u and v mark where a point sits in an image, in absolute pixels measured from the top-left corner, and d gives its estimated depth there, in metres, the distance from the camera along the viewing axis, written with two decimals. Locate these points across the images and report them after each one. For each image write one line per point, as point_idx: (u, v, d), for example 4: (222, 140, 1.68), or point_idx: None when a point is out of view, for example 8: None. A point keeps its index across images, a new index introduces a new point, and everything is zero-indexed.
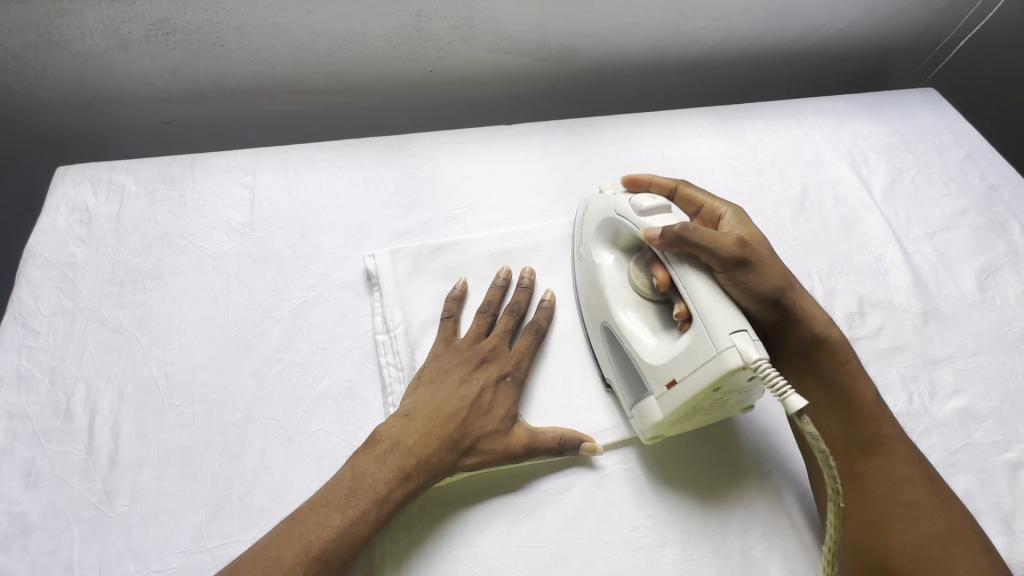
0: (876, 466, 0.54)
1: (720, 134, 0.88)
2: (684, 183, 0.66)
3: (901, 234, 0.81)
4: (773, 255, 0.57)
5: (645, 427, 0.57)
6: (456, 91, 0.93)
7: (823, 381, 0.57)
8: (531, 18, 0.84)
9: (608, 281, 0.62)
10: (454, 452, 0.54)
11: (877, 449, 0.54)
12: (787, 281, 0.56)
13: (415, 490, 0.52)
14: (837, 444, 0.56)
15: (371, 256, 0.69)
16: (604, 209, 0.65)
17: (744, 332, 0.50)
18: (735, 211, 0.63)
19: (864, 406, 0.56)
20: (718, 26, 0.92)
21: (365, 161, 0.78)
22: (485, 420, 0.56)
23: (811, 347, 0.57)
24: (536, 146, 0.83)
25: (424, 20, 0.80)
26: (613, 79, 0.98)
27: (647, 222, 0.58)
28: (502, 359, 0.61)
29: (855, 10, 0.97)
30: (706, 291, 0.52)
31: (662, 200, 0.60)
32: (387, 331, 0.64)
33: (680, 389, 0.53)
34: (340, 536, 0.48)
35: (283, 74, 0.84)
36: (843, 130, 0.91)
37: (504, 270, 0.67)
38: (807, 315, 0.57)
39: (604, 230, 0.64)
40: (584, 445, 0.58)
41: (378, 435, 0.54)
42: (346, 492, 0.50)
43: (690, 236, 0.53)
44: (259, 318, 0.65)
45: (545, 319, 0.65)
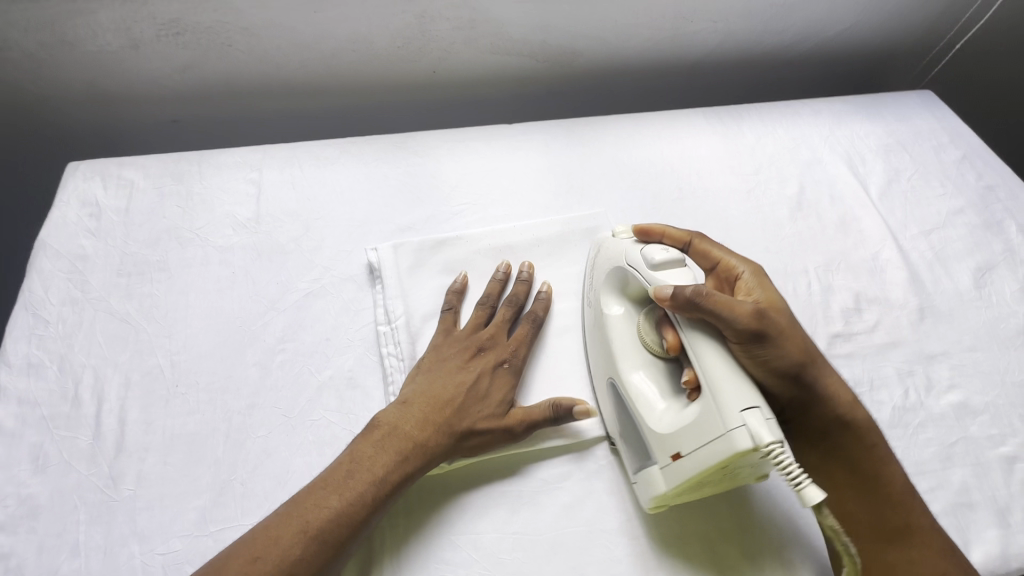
0: (907, 557, 0.53)
1: (717, 133, 0.89)
2: (698, 235, 0.63)
3: (897, 232, 0.82)
4: (794, 327, 0.54)
5: (648, 497, 0.54)
6: (458, 91, 0.95)
7: (843, 460, 0.56)
8: (533, 19, 0.85)
9: (617, 337, 0.60)
10: (450, 436, 0.55)
11: (907, 538, 0.54)
12: (808, 357, 0.54)
13: (412, 473, 0.53)
14: (866, 533, 0.54)
15: (373, 250, 0.70)
16: (617, 256, 0.62)
17: (756, 409, 0.47)
18: (756, 270, 0.59)
19: (895, 493, 0.54)
20: (718, 27, 0.94)
21: (368, 159, 0.80)
22: (482, 406, 0.57)
23: (831, 426, 0.55)
24: (537, 145, 0.84)
25: (428, 21, 0.82)
26: (613, 80, 0.99)
27: (659, 279, 0.55)
28: (500, 347, 0.62)
29: (853, 13, 0.98)
30: (721, 364, 0.49)
31: (674, 253, 0.57)
32: (387, 321, 0.65)
33: (686, 464, 0.50)
34: (337, 517, 0.49)
35: (289, 73, 0.86)
36: (840, 130, 0.92)
37: (503, 265, 0.68)
38: (827, 395, 0.55)
39: (615, 281, 0.62)
40: (577, 409, 0.58)
41: (377, 421, 0.55)
42: (344, 475, 0.51)
43: (704, 301, 0.50)
44: (263, 310, 0.66)
45: (541, 310, 0.66)
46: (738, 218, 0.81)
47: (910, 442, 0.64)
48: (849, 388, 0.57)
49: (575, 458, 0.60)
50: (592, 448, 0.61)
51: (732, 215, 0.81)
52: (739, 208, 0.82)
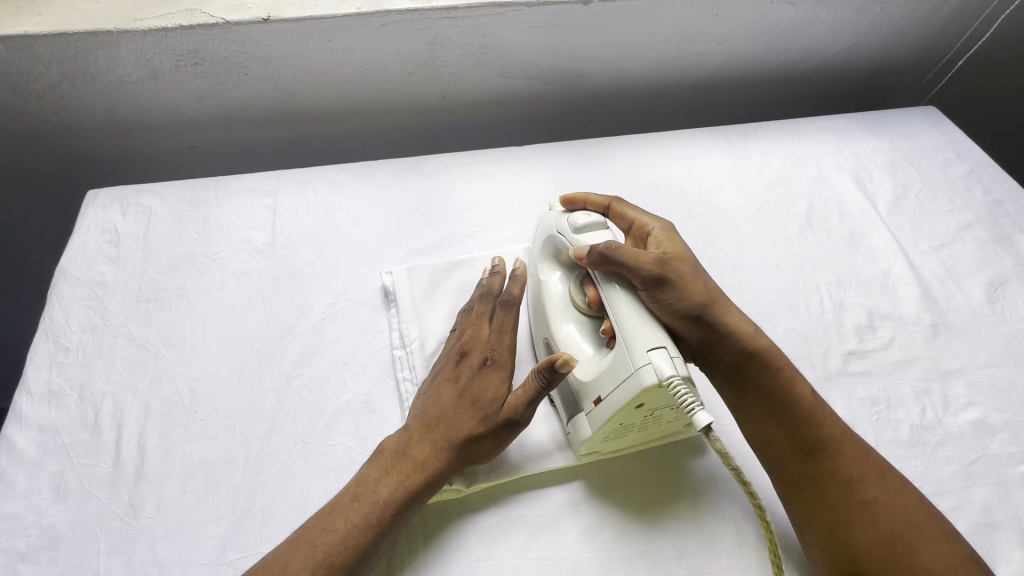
0: (827, 468, 0.54)
1: (725, 153, 0.90)
2: (618, 200, 0.67)
3: (907, 248, 0.82)
4: (694, 272, 0.59)
5: (579, 444, 0.58)
6: (470, 113, 0.96)
7: (759, 391, 0.57)
8: (543, 43, 0.87)
9: (547, 298, 0.63)
10: (451, 450, 0.55)
11: (823, 450, 0.55)
12: (706, 297, 0.58)
13: (418, 493, 0.53)
14: (785, 452, 0.56)
15: (389, 273, 0.71)
16: (543, 225, 0.66)
17: (663, 349, 0.51)
18: (666, 225, 0.63)
19: (803, 410, 0.56)
20: (723, 48, 0.95)
21: (382, 182, 0.81)
22: (474, 412, 0.56)
23: (740, 359, 0.58)
24: (547, 167, 0.85)
25: (439, 47, 0.84)
26: (621, 100, 1.00)
27: (580, 240, 0.60)
28: (479, 345, 0.59)
29: (856, 32, 0.99)
30: (630, 311, 0.54)
31: (597, 217, 0.62)
32: (403, 345, 0.66)
33: (605, 407, 0.53)
34: (344, 540, 0.49)
35: (304, 99, 0.88)
36: (846, 147, 0.93)
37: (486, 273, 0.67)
38: (731, 329, 0.58)
39: (541, 248, 0.66)
40: (557, 364, 0.54)
41: (382, 445, 0.56)
42: (350, 499, 0.52)
43: (611, 256, 0.56)
44: (280, 334, 0.67)
45: (518, 290, 0.63)
46: (748, 236, 0.82)
47: (929, 461, 0.63)
48: (754, 325, 0.59)
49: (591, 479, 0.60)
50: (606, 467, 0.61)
51: (743, 234, 0.82)
52: (749, 226, 0.83)
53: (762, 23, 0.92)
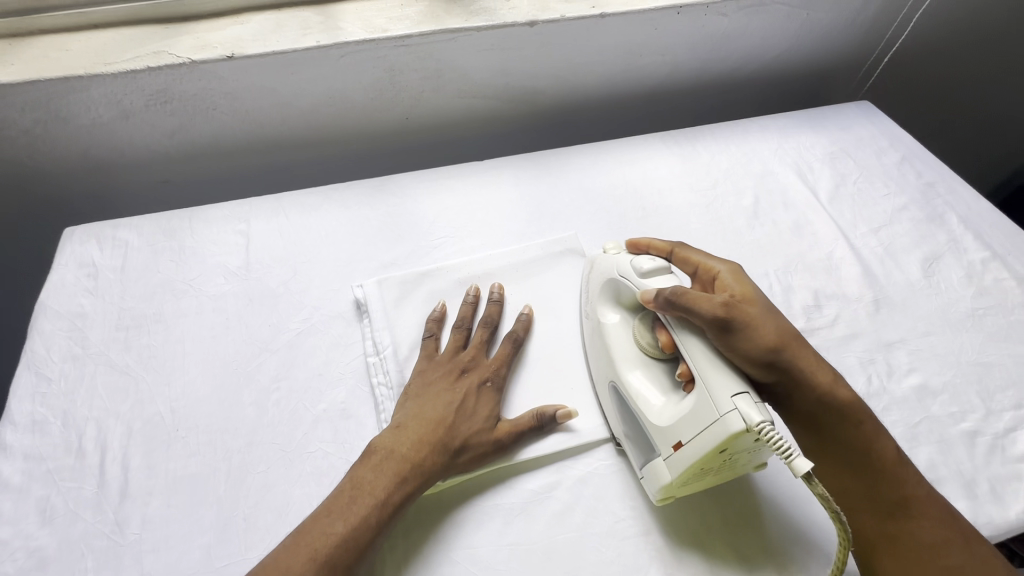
0: (909, 529, 0.55)
1: (675, 155, 0.96)
2: (681, 246, 0.69)
3: (848, 232, 0.88)
4: (768, 318, 0.58)
5: (656, 489, 0.58)
6: (434, 134, 1.01)
7: (837, 439, 0.59)
8: (495, 65, 0.93)
9: (614, 340, 0.65)
10: (445, 453, 0.59)
11: (906, 509, 0.56)
12: (783, 344, 0.57)
13: (412, 492, 0.56)
14: (865, 507, 0.57)
15: (359, 286, 0.75)
16: (608, 267, 0.68)
17: (745, 395, 0.51)
18: (732, 265, 0.64)
19: (885, 466, 0.57)
20: (667, 59, 1.02)
21: (350, 202, 0.86)
22: (471, 422, 0.61)
23: (818, 408, 0.58)
24: (508, 178, 0.90)
25: (398, 74, 0.89)
26: (576, 113, 1.06)
27: (648, 283, 0.62)
28: (481, 367, 0.66)
29: (788, 37, 1.06)
30: (708, 359, 0.54)
31: (661, 261, 0.63)
32: (376, 352, 0.69)
33: (687, 451, 0.54)
34: (343, 542, 0.52)
35: (274, 129, 0.92)
36: (787, 143, 1.00)
37: (473, 288, 0.74)
38: (809, 378, 0.58)
39: (607, 291, 0.68)
40: (560, 412, 0.64)
41: (373, 447, 0.59)
42: (347, 501, 0.54)
43: (680, 297, 0.57)
44: (257, 351, 0.70)
45: (522, 330, 0.71)
46: (700, 230, 0.87)
47: None
48: (830, 371, 0.59)
49: (561, 467, 0.63)
50: (576, 455, 0.64)
51: (695, 229, 0.87)
52: (700, 221, 0.88)
53: (699, 35, 0.99)
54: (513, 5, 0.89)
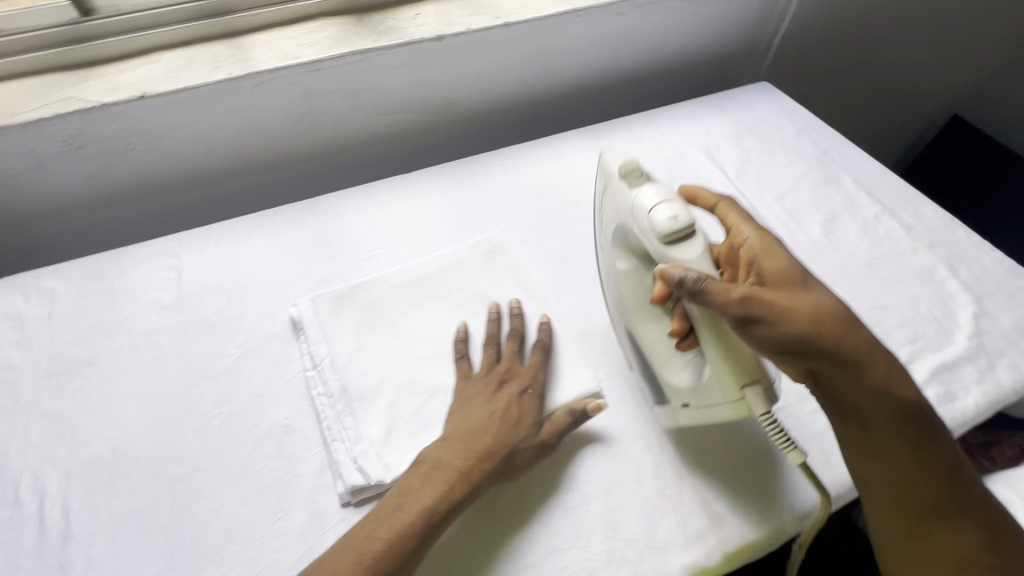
0: (946, 526, 0.54)
1: (593, 149, 1.02)
2: (727, 201, 0.65)
3: (755, 202, 0.95)
4: (807, 304, 0.54)
5: (663, 422, 0.67)
6: (361, 152, 1.04)
7: (884, 434, 0.54)
8: (410, 80, 0.96)
9: (626, 283, 0.68)
10: (493, 463, 0.60)
11: (947, 508, 0.54)
12: (822, 335, 0.53)
13: (458, 501, 0.58)
14: (908, 504, 0.54)
15: (294, 305, 0.77)
16: (625, 206, 0.63)
17: (753, 384, 0.54)
18: (763, 234, 0.60)
19: (934, 467, 0.54)
20: (576, 61, 1.08)
21: (281, 226, 0.87)
22: (517, 430, 0.62)
23: (863, 402, 0.54)
24: (435, 185, 0.94)
25: (315, 97, 0.92)
26: (498, 119, 1.11)
27: (664, 250, 0.58)
28: (519, 376, 0.67)
29: (687, 30, 1.13)
30: (713, 349, 0.55)
31: (678, 216, 0.57)
32: (313, 365, 0.71)
33: (693, 412, 0.61)
34: (389, 549, 0.53)
35: (199, 163, 0.93)
36: (696, 127, 1.07)
37: (494, 304, 0.74)
38: (852, 370, 0.54)
39: (625, 231, 0.65)
40: (591, 407, 0.65)
41: (422, 457, 0.60)
42: (396, 506, 0.56)
43: (701, 288, 0.53)
44: (195, 380, 0.71)
45: (546, 336, 0.72)
46: None
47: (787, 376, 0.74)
48: (885, 362, 0.54)
49: None
50: None
51: None
52: None
53: (601, 34, 1.05)
54: (420, 23, 0.94)
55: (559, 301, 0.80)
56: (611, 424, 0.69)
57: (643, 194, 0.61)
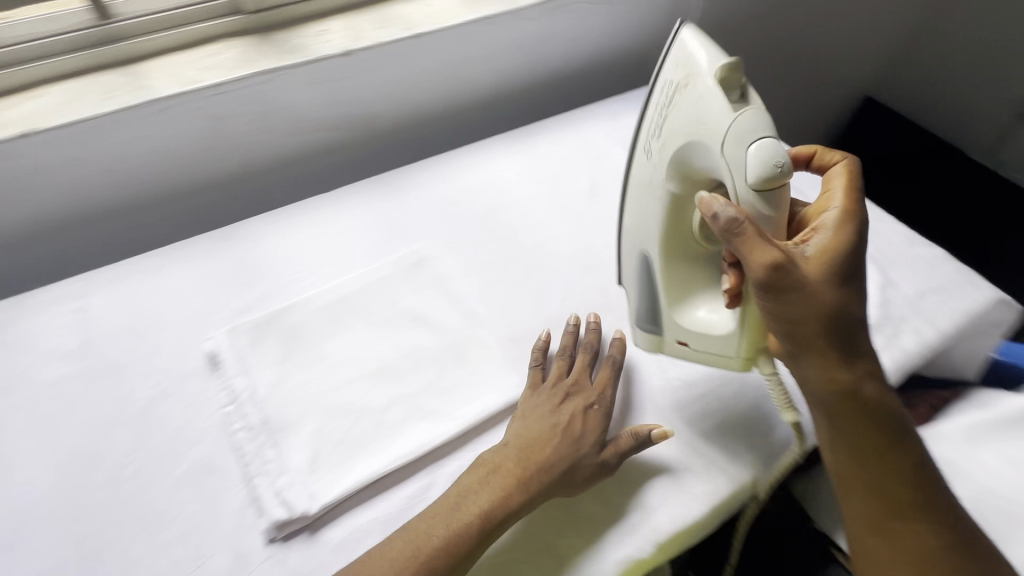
0: (910, 526, 0.56)
1: (517, 153, 1.02)
2: (845, 169, 0.66)
3: None
4: (823, 290, 0.55)
5: (648, 342, 0.73)
6: (280, 174, 1.01)
7: (859, 427, 0.57)
8: (323, 97, 0.95)
9: (661, 204, 0.65)
10: (554, 476, 0.60)
11: (913, 510, 0.56)
12: (823, 320, 0.55)
13: (518, 508, 0.59)
14: (876, 499, 0.57)
15: (210, 339, 0.74)
16: (712, 122, 0.58)
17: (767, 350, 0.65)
18: (842, 212, 0.60)
19: (903, 467, 0.57)
20: (494, 67, 1.08)
21: (195, 257, 0.84)
22: (579, 449, 0.62)
23: (843, 392, 0.56)
24: (358, 202, 0.92)
25: (222, 121, 0.89)
26: (422, 131, 1.10)
27: (751, 188, 0.56)
28: (585, 391, 0.68)
29: (602, 30, 1.15)
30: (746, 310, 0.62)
31: (782, 163, 0.55)
32: (231, 400, 0.69)
33: (689, 349, 0.68)
34: (444, 548, 0.55)
35: (103, 197, 0.88)
36: (616, 125, 1.09)
37: (573, 316, 0.75)
38: (838, 361, 0.56)
39: (693, 147, 0.60)
40: (656, 433, 0.65)
41: (482, 460, 0.62)
42: (452, 507, 0.58)
43: (733, 232, 0.55)
44: (106, 428, 0.67)
45: (619, 352, 0.72)
46: (546, 217, 0.92)
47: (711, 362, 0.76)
48: (868, 366, 0.57)
49: (434, 467, 0.66)
50: (447, 453, 0.66)
51: (542, 218, 0.92)
52: (545, 209, 0.94)
53: (515, 40, 1.06)
54: (326, 39, 0.92)
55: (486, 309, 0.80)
56: None
57: (743, 119, 0.56)
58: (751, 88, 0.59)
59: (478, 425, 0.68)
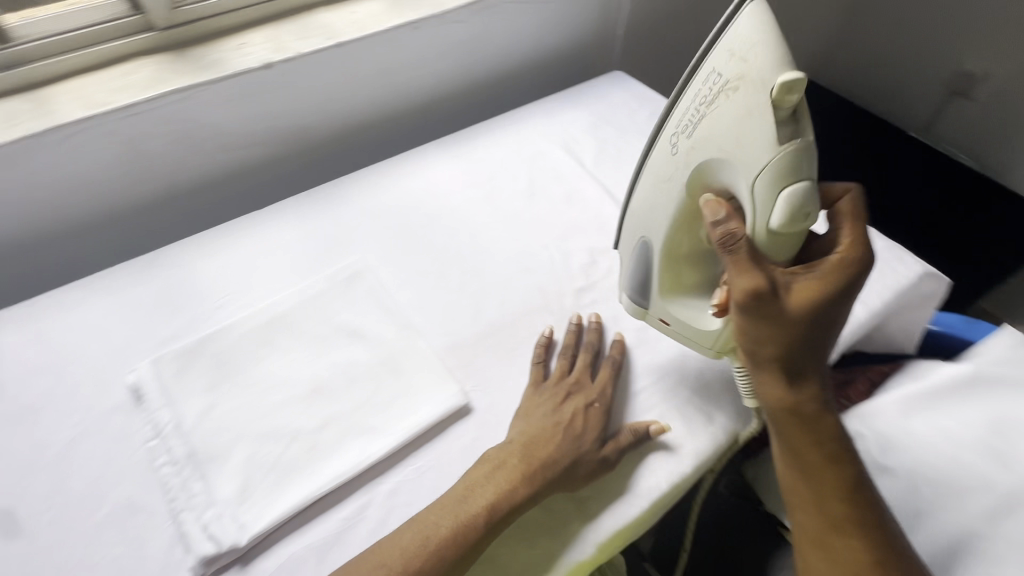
0: (846, 542, 0.56)
1: (454, 157, 1.01)
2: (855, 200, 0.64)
3: (613, 190, 0.97)
4: (800, 317, 0.56)
5: (634, 310, 0.74)
6: (211, 193, 0.98)
7: (809, 445, 0.58)
8: (248, 112, 0.92)
9: (670, 196, 0.63)
10: (556, 472, 0.61)
11: (852, 528, 0.56)
12: (791, 342, 0.57)
13: (524, 501, 0.59)
14: (815, 511, 0.58)
15: (133, 372, 0.71)
16: (755, 146, 0.54)
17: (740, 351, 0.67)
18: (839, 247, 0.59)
19: (847, 485, 0.57)
20: (427, 71, 1.07)
21: (118, 287, 0.80)
22: (579, 445, 0.64)
23: (799, 411, 0.58)
24: (290, 217, 0.90)
25: (141, 143, 0.86)
26: (358, 140, 1.08)
27: (774, 219, 0.56)
28: (586, 390, 0.69)
29: (535, 29, 1.15)
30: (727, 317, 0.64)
31: (799, 205, 0.54)
32: (156, 434, 0.66)
33: (672, 328, 0.71)
34: (451, 538, 0.56)
35: (17, 230, 0.84)
36: (554, 123, 1.09)
37: (575, 316, 0.77)
38: (797, 382, 0.58)
39: (726, 164, 0.57)
40: (653, 428, 0.67)
41: (487, 456, 0.63)
42: (459, 499, 0.59)
43: (726, 243, 0.57)
44: (21, 475, 0.64)
45: (619, 352, 0.74)
46: (483, 221, 0.91)
47: (650, 355, 0.76)
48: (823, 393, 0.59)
49: (371, 485, 0.64)
50: (384, 470, 0.65)
51: (480, 221, 0.92)
52: (484, 212, 0.93)
53: (446, 43, 1.04)
54: (245, 52, 0.90)
55: (424, 319, 0.79)
56: (481, 436, 0.68)
57: (786, 151, 0.53)
58: (802, 109, 0.54)
59: (415, 438, 0.67)
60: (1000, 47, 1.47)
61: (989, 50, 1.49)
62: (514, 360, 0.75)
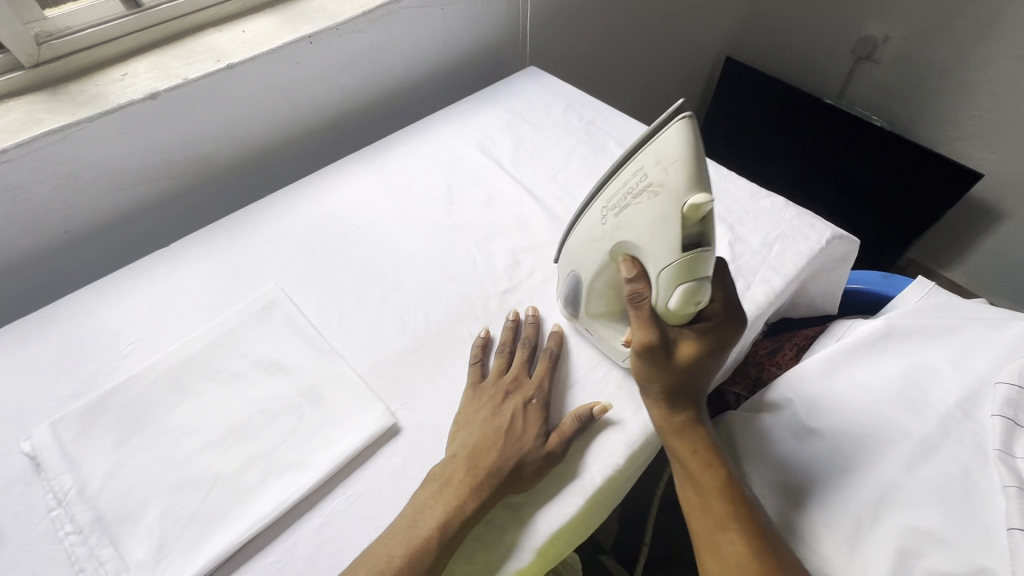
0: (728, 537, 0.57)
1: (369, 171, 0.99)
2: None
3: (532, 187, 0.97)
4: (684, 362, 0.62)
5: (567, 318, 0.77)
6: (111, 234, 0.93)
7: (695, 461, 0.62)
8: (139, 146, 0.87)
9: (596, 244, 0.67)
10: (501, 476, 0.60)
11: (734, 522, 0.58)
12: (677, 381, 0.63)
13: (475, 512, 0.58)
14: (702, 513, 0.60)
15: (28, 438, 0.66)
16: (662, 245, 0.58)
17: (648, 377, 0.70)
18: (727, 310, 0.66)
19: (729, 487, 0.60)
20: (332, 83, 1.03)
21: (9, 348, 0.75)
22: (523, 442, 0.63)
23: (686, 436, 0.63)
24: (199, 252, 0.86)
25: (20, 191, 0.80)
26: (266, 162, 1.05)
27: (669, 302, 0.60)
28: (525, 386, 0.68)
29: (442, 31, 1.13)
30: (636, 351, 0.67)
31: (692, 300, 0.59)
32: (59, 502, 0.61)
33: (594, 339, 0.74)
34: (406, 562, 0.54)
35: None
36: (470, 125, 1.07)
37: (511, 312, 0.77)
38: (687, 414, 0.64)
39: (640, 249, 0.61)
40: (596, 409, 0.67)
41: (433, 475, 0.61)
42: (410, 523, 0.57)
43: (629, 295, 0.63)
44: None
45: (555, 344, 0.74)
46: (403, 233, 0.89)
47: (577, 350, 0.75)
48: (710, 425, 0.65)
49: (298, 523, 0.61)
50: (312, 504, 0.63)
51: (400, 233, 0.89)
52: (403, 224, 0.91)
53: (348, 54, 1.01)
54: (128, 84, 0.84)
55: (345, 342, 0.76)
56: (410, 456, 0.66)
57: (688, 258, 0.57)
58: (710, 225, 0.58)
59: (342, 467, 0.64)
60: (897, 10, 1.53)
61: (888, 14, 1.56)
62: (441, 372, 0.73)
